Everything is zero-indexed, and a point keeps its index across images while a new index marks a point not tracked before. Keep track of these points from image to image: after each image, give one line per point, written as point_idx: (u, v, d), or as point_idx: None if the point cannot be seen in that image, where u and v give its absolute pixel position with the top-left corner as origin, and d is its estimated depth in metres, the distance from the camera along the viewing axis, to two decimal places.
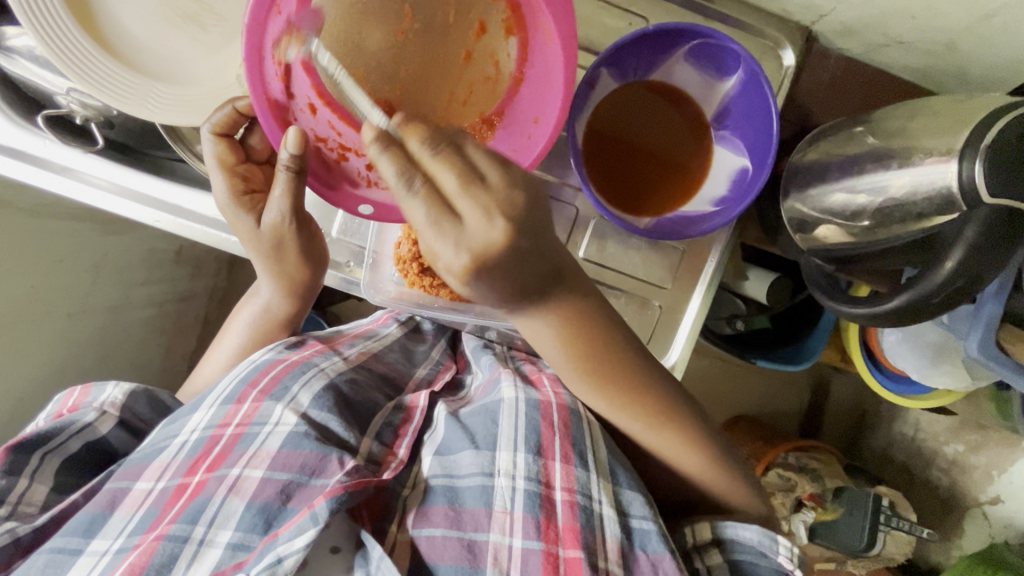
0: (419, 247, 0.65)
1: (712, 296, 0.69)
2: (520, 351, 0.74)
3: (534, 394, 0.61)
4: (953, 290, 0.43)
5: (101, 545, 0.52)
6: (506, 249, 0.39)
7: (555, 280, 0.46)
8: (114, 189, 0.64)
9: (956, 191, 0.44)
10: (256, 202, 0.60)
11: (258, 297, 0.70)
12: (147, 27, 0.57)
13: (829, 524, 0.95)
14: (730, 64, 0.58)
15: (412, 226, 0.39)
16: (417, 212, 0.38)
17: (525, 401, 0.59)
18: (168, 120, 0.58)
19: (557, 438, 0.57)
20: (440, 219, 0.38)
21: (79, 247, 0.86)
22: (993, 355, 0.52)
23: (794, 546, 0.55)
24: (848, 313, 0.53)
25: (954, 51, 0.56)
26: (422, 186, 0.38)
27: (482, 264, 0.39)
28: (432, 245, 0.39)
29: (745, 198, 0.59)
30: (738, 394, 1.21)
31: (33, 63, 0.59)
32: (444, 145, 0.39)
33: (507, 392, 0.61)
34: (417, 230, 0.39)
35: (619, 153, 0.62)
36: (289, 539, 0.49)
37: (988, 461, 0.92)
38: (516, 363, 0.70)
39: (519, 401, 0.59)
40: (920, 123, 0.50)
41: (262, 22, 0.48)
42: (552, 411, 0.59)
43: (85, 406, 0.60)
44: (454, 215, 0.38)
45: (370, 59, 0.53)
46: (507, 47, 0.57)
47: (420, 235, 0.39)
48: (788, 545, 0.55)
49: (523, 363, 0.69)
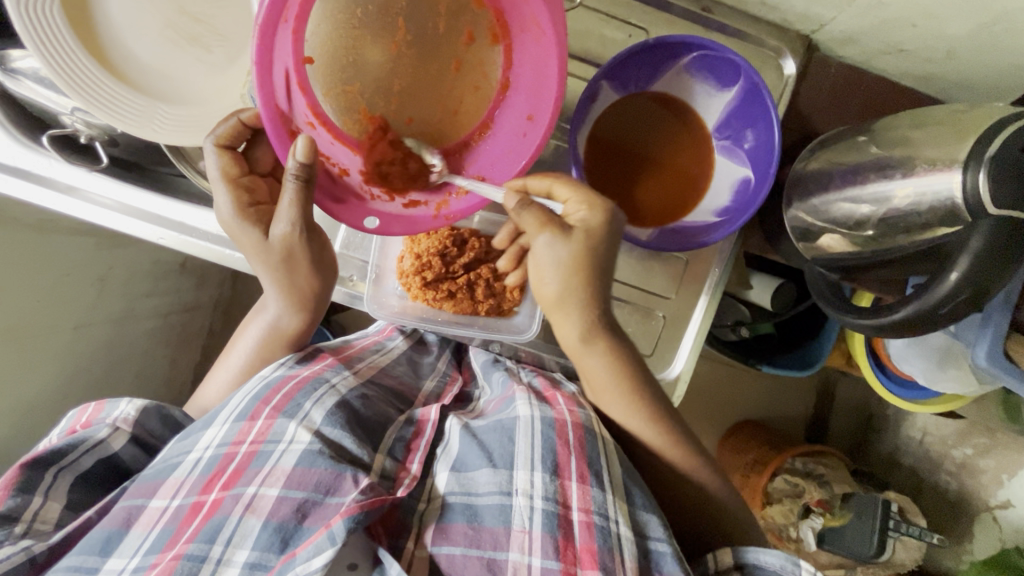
0: (422, 261, 0.65)
1: (715, 309, 0.69)
2: (527, 363, 0.74)
3: (548, 412, 0.61)
4: (959, 303, 0.42)
5: (118, 563, 0.52)
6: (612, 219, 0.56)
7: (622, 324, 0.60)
8: (122, 209, 0.65)
9: (961, 203, 0.43)
10: (263, 215, 0.61)
11: (264, 315, 0.70)
12: (147, 46, 0.57)
13: (838, 530, 0.93)
14: (731, 75, 0.59)
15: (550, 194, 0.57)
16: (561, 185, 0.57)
17: (541, 419, 0.59)
18: (171, 140, 0.58)
19: (572, 457, 0.57)
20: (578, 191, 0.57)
21: (83, 261, 0.86)
22: (1001, 366, 0.51)
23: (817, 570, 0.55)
24: (852, 322, 0.53)
25: (954, 58, 0.56)
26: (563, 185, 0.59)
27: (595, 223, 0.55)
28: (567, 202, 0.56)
29: (748, 209, 0.58)
30: (745, 398, 1.21)
31: (37, 84, 0.60)
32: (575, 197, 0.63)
33: (521, 410, 0.61)
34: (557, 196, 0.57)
35: (619, 163, 0.62)
36: (308, 559, 0.50)
37: (997, 465, 0.91)
38: (527, 376, 0.69)
39: (534, 420, 0.59)
40: (923, 132, 0.50)
41: (270, 24, 0.48)
42: (567, 431, 0.59)
43: (99, 422, 0.61)
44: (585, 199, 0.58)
45: (367, 76, 0.54)
46: (494, 55, 0.57)
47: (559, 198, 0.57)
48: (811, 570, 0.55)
49: (534, 377, 0.69)
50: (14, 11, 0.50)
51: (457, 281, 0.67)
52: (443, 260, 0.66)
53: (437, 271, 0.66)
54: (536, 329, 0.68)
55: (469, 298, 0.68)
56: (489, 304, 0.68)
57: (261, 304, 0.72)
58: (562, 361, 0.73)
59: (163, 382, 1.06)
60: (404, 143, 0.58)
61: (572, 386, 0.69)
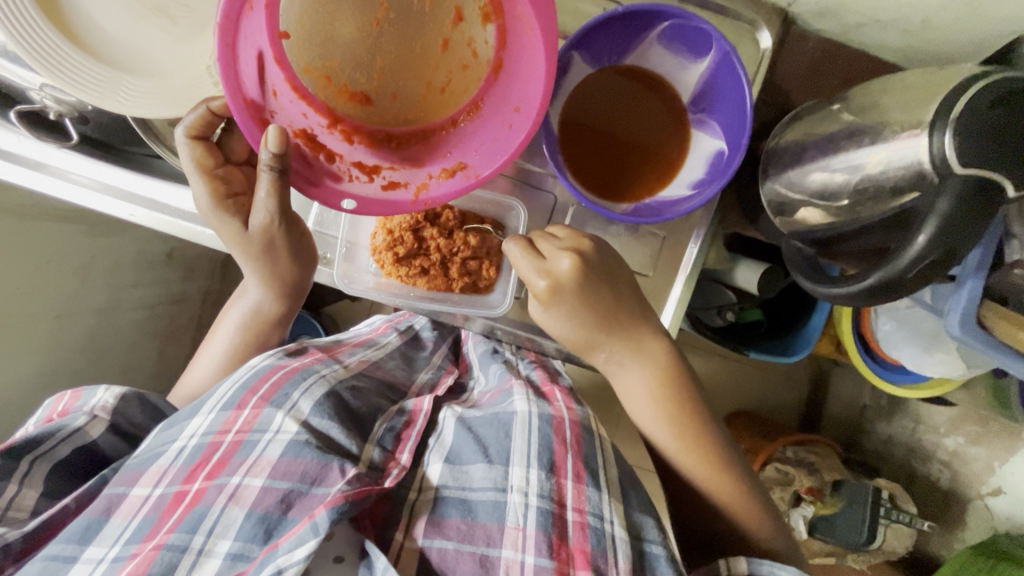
0: (394, 236, 0.65)
1: (694, 286, 0.68)
2: (527, 352, 0.76)
3: (546, 409, 0.61)
4: (924, 268, 0.42)
5: (97, 553, 0.51)
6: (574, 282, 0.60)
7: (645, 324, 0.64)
8: (100, 187, 0.65)
9: (928, 165, 0.43)
10: (241, 205, 0.61)
11: (246, 297, 0.70)
12: (115, 19, 0.57)
13: (827, 519, 0.93)
14: (703, 44, 0.58)
15: (512, 261, 0.61)
16: (514, 250, 0.60)
17: (537, 415, 0.60)
18: (138, 112, 0.58)
19: (569, 456, 0.57)
20: (530, 255, 0.60)
21: (66, 248, 0.86)
22: (976, 334, 0.51)
23: None
24: (825, 293, 0.52)
25: (930, 28, 0.55)
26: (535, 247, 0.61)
27: (556, 289, 0.60)
28: (526, 275, 0.60)
29: (723, 175, 0.58)
30: (737, 389, 1.20)
31: (2, 57, 0.57)
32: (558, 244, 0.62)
33: (518, 406, 0.61)
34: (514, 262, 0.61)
35: (595, 140, 0.62)
36: (290, 550, 0.49)
37: (988, 452, 0.90)
38: (525, 369, 0.71)
39: (531, 416, 0.60)
40: (894, 97, 0.50)
41: (234, 20, 0.47)
42: (564, 428, 0.59)
43: (76, 411, 0.60)
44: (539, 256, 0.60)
45: (346, 51, 0.54)
46: (485, 34, 0.55)
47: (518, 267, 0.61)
48: None
49: (533, 371, 0.71)
50: None
51: (429, 257, 0.66)
52: (415, 236, 0.65)
53: (410, 247, 0.65)
54: (508, 306, 0.68)
55: (444, 274, 0.67)
56: (465, 282, 0.67)
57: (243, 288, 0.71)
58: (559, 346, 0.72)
59: (151, 373, 1.05)
60: (381, 123, 0.57)
61: (567, 379, 0.72)
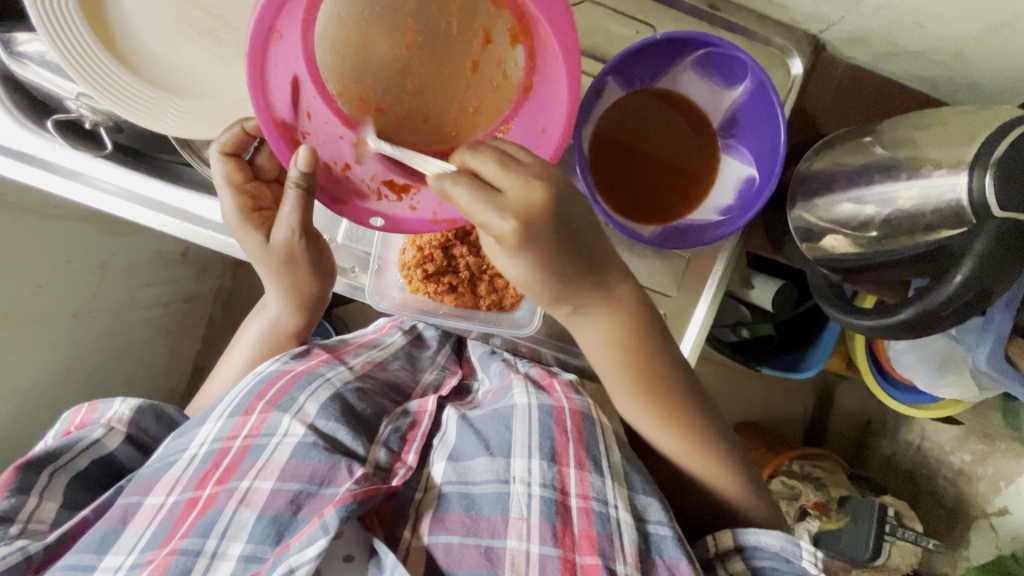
0: (424, 253, 0.66)
1: (718, 306, 0.69)
2: (525, 358, 0.74)
3: (546, 400, 0.60)
4: (961, 305, 0.42)
5: (114, 562, 0.51)
6: (545, 213, 0.43)
7: (601, 271, 0.51)
8: (126, 194, 0.66)
9: (966, 204, 0.44)
10: (266, 219, 0.61)
11: (267, 310, 0.70)
12: (163, 40, 0.60)
13: (833, 534, 0.90)
14: (738, 71, 0.59)
15: (459, 208, 0.44)
16: (461, 192, 0.42)
17: (538, 407, 0.58)
18: (182, 132, 0.61)
19: (570, 444, 0.56)
20: (481, 193, 0.42)
21: (86, 249, 0.85)
22: (999, 366, 0.52)
23: (818, 550, 0.54)
24: (854, 325, 0.53)
25: (961, 61, 0.56)
26: (482, 151, 0.45)
27: (527, 229, 0.43)
28: (479, 218, 0.43)
29: (750, 208, 0.59)
30: (744, 400, 1.19)
31: (44, 68, 0.60)
32: (481, 147, 0.45)
33: (518, 398, 0.60)
34: (463, 209, 0.43)
35: (628, 163, 0.62)
36: (301, 550, 0.48)
37: (995, 472, 0.90)
38: (525, 367, 0.68)
39: (531, 408, 0.58)
40: (929, 133, 0.50)
41: (260, 47, 0.48)
42: (564, 417, 0.58)
43: (93, 424, 0.60)
44: (494, 191, 0.43)
45: (377, 73, 0.53)
46: (515, 56, 0.55)
47: (466, 212, 0.43)
48: (811, 549, 0.54)
49: (531, 368, 0.68)
50: (32, 11, 0.53)
51: (458, 275, 0.67)
52: (445, 253, 0.66)
53: (438, 264, 0.66)
54: (537, 324, 0.68)
55: (472, 292, 0.68)
56: (491, 300, 0.68)
57: (262, 302, 0.71)
58: (561, 356, 0.72)
59: (160, 370, 1.05)
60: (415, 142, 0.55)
61: (569, 374, 0.68)
